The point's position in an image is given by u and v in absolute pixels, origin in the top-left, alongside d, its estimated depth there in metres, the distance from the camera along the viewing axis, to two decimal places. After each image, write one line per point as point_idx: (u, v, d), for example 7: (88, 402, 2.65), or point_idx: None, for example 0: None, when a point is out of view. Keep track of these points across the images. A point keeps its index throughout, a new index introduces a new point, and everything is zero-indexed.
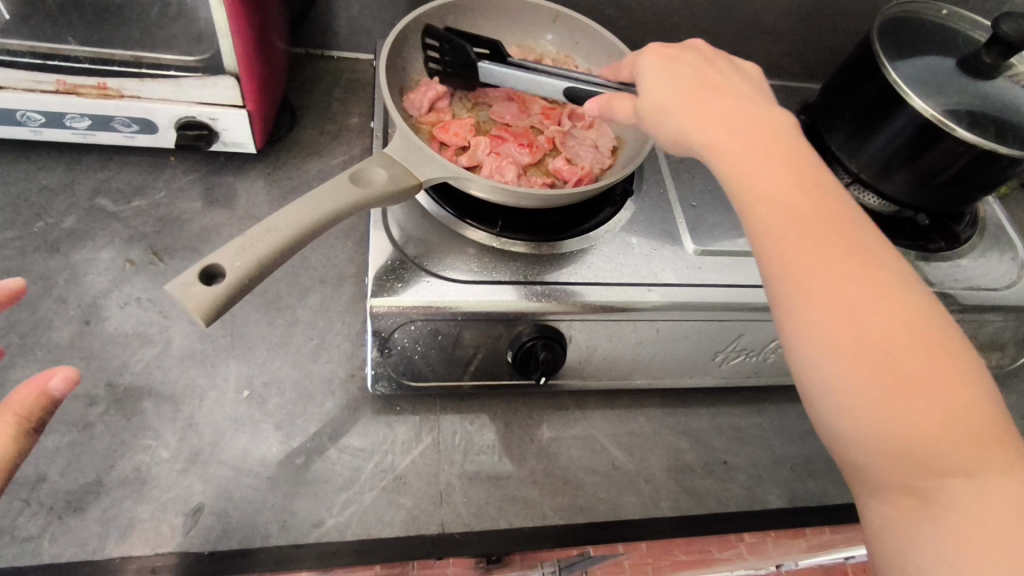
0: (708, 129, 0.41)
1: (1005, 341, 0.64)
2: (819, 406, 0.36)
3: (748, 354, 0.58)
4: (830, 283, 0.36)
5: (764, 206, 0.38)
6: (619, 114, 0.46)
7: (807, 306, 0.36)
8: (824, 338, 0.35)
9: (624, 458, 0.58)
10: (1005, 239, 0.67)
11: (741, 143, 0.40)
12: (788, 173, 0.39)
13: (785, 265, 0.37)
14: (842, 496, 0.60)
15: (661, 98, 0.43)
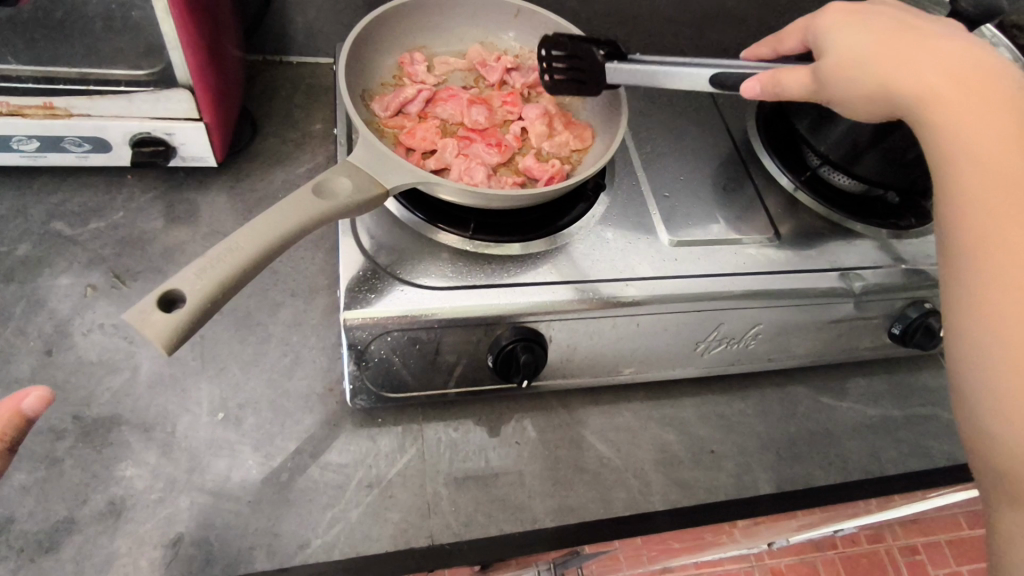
0: (930, 74, 0.40)
1: None
2: (970, 367, 0.36)
3: (729, 341, 0.58)
4: (1001, 230, 0.36)
5: (970, 158, 0.38)
6: (789, 85, 0.45)
7: (983, 259, 0.36)
8: (999, 271, 0.35)
9: (612, 455, 0.57)
10: None
11: (949, 91, 0.39)
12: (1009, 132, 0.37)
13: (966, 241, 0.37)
14: (829, 476, 0.60)
15: (850, 53, 0.43)
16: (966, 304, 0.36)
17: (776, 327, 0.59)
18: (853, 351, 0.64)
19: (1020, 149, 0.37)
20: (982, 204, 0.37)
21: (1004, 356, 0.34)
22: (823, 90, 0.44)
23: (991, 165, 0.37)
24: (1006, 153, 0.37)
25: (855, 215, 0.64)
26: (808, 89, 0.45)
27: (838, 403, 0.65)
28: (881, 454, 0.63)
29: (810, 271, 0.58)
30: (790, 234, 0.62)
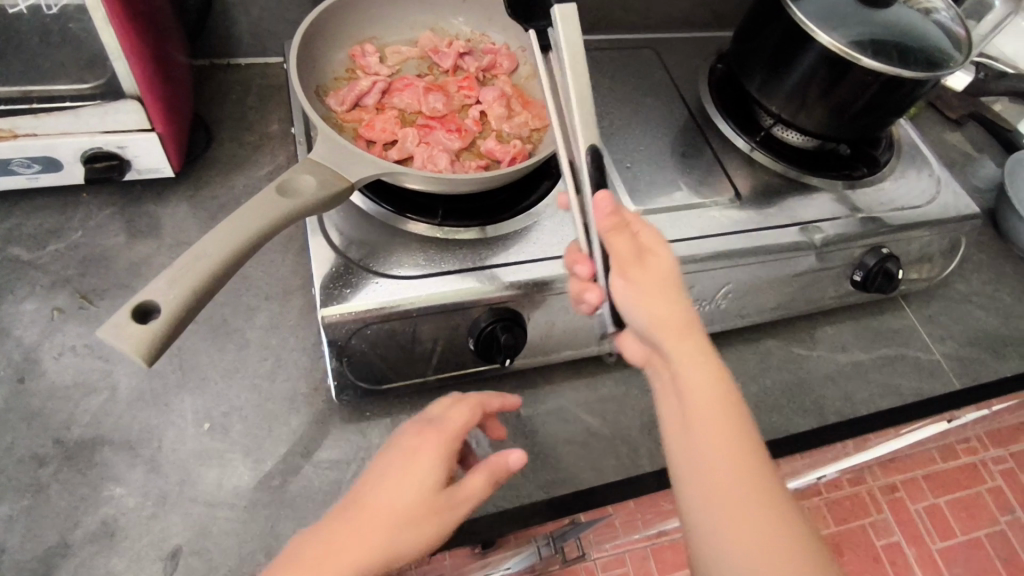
0: (659, 312, 0.40)
1: (933, 256, 0.70)
2: (691, 512, 0.38)
3: (701, 303, 0.60)
4: (732, 468, 0.37)
5: (696, 393, 0.39)
6: (612, 252, 0.41)
7: (715, 473, 0.37)
8: (710, 474, 0.37)
9: (598, 424, 0.59)
10: (921, 158, 0.71)
11: (674, 326, 0.40)
12: (713, 382, 0.39)
13: (690, 446, 0.38)
14: (807, 423, 0.63)
15: (616, 232, 0.41)
16: (692, 478, 0.38)
17: (745, 284, 0.61)
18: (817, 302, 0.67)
19: (726, 412, 0.38)
20: (721, 459, 0.37)
21: (718, 509, 0.37)
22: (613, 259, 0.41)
23: (727, 429, 0.38)
24: (713, 400, 0.39)
25: (811, 170, 0.66)
26: (622, 252, 0.41)
27: (809, 352, 0.68)
28: (853, 397, 0.65)
29: (771, 228, 0.60)
30: (750, 193, 0.63)
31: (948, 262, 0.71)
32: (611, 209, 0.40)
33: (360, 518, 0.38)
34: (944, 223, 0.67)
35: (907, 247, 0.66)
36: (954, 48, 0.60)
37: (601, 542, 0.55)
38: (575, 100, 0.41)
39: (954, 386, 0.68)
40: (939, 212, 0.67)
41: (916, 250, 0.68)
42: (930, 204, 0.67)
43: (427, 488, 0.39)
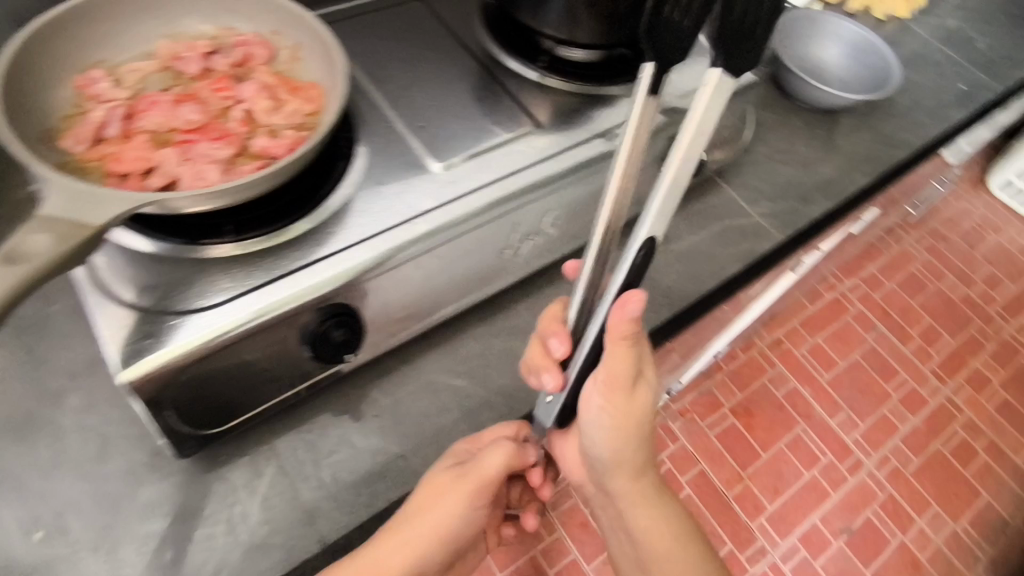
0: (625, 488, 0.57)
1: (727, 130, 0.74)
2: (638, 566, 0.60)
3: (531, 237, 0.61)
4: (662, 546, 0.57)
5: (661, 552, 0.57)
6: (608, 362, 0.46)
7: (653, 551, 0.58)
8: (652, 546, 0.58)
9: (468, 385, 0.59)
10: (693, 43, 0.75)
11: (624, 466, 0.55)
12: (662, 530, 0.58)
13: (636, 523, 0.58)
14: (661, 316, 0.66)
15: (616, 419, 0.51)
16: (644, 545, 0.58)
17: (566, 208, 0.62)
18: (639, 198, 0.71)
19: (661, 526, 0.58)
20: (660, 561, 0.57)
21: None
22: (610, 425, 0.51)
23: (653, 529, 0.57)
24: (651, 524, 0.58)
25: (604, 80, 0.68)
26: (613, 459, 0.54)
27: None
28: (694, 279, 0.70)
29: (574, 147, 0.61)
30: (548, 119, 0.64)
31: (745, 129, 0.77)
32: (622, 329, 0.43)
33: (418, 523, 0.50)
34: (730, 94, 0.72)
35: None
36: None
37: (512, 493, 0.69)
38: (665, 191, 0.38)
39: (773, 242, 0.75)
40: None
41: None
42: (712, 80, 0.71)
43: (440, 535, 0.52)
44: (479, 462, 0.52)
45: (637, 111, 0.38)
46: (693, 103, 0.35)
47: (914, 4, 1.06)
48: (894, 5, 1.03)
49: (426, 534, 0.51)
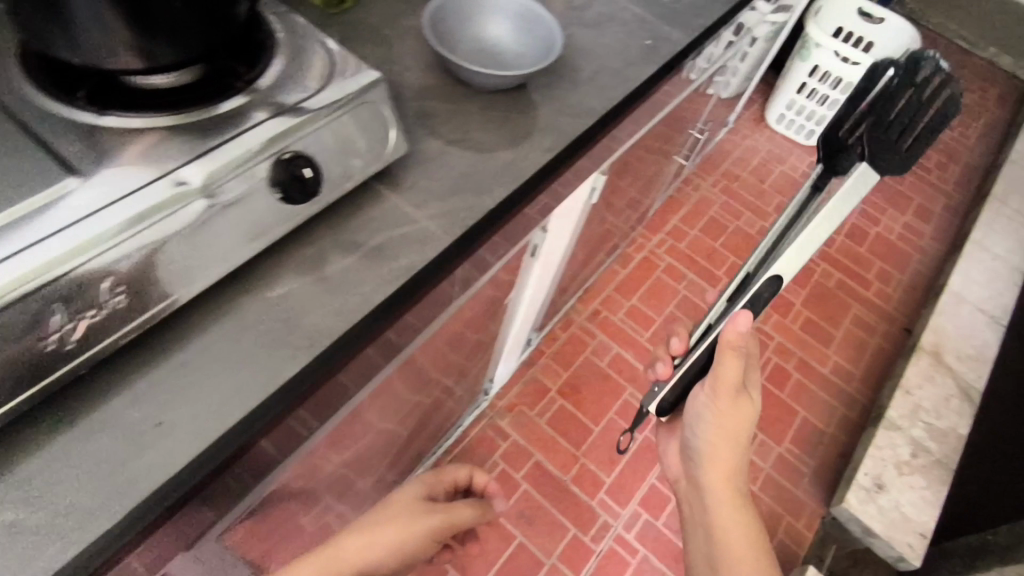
0: (722, 450, 0.89)
1: (360, 132, 0.65)
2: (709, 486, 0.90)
3: (87, 311, 0.49)
4: (723, 458, 0.89)
5: (721, 471, 0.89)
6: (726, 366, 0.82)
7: (716, 471, 0.89)
8: (715, 469, 0.89)
9: (23, 514, 0.47)
10: (305, 46, 0.67)
11: (724, 446, 0.88)
12: (736, 443, 0.89)
13: (716, 425, 0.87)
14: (299, 363, 0.58)
15: (726, 385, 0.84)
16: (711, 470, 0.90)
17: (134, 266, 0.51)
18: (270, 234, 0.61)
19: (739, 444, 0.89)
20: (717, 515, 0.90)
21: (717, 503, 0.90)
22: (718, 380, 0.84)
23: (722, 448, 0.89)
24: (734, 422, 0.87)
25: (200, 110, 0.59)
26: (734, 375, 0.83)
27: (288, 288, 0.63)
28: (346, 308, 0.62)
29: (134, 193, 0.53)
30: (106, 171, 0.54)
31: (394, 134, 0.69)
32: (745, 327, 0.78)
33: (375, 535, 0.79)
34: (349, 98, 0.63)
35: (324, 139, 0.62)
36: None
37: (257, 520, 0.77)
38: (824, 216, 0.79)
39: (443, 246, 0.69)
40: (336, 91, 0.63)
41: (341, 138, 0.63)
42: (325, 87, 0.64)
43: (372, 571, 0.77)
44: (385, 506, 0.87)
45: (810, 188, 0.91)
46: (836, 196, 0.80)
47: None
48: None
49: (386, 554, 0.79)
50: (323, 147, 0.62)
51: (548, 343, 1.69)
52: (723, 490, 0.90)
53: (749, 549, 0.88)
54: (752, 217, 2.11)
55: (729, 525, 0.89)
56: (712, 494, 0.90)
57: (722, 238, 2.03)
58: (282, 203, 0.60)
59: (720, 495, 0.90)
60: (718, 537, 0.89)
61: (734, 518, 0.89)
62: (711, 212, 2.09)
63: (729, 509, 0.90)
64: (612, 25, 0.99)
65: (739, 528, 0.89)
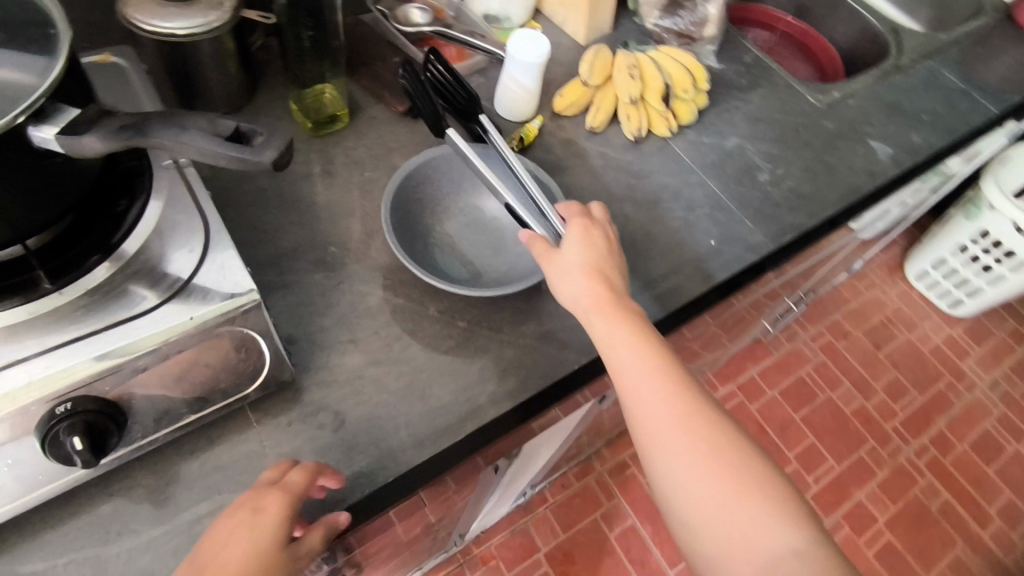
0: (649, 392, 0.52)
1: (217, 362, 0.48)
2: (664, 457, 0.50)
3: None
4: (660, 392, 0.52)
5: (640, 407, 0.52)
6: (593, 302, 0.55)
7: (659, 417, 0.51)
8: (664, 420, 0.51)
9: None
10: (181, 236, 0.50)
11: (650, 388, 0.52)
12: (680, 405, 0.52)
13: (629, 382, 0.53)
14: None
15: (643, 403, 0.52)
16: (665, 422, 0.51)
17: None
18: (28, 495, 0.44)
19: (667, 377, 0.53)
20: (718, 505, 0.48)
21: (683, 470, 0.50)
22: (614, 362, 0.54)
23: (682, 417, 0.51)
24: (626, 351, 0.54)
25: None
26: (657, 384, 0.52)
27: (47, 564, 0.45)
28: None
29: None
30: None
31: (261, 365, 0.51)
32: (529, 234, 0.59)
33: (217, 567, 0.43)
34: (182, 339, 0.45)
35: (132, 386, 0.45)
36: (44, 68, 0.40)
37: None
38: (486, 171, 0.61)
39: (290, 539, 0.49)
40: (167, 325, 0.45)
41: (164, 380, 0.46)
42: (162, 307, 0.46)
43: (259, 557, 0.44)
44: (228, 524, 0.45)
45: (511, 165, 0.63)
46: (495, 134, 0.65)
47: (676, 121, 0.80)
48: (642, 122, 0.78)
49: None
50: (129, 394, 0.45)
51: (553, 491, 1.44)
52: (596, 280, 0.56)
53: (719, 450, 0.50)
54: (851, 390, 1.72)
55: (691, 436, 0.50)
56: (585, 293, 0.56)
57: (804, 409, 1.68)
58: (44, 465, 0.44)
59: (635, 337, 0.54)
60: (694, 503, 0.49)
61: (694, 405, 0.52)
62: (802, 372, 1.73)
63: (657, 381, 0.52)
64: (669, 208, 0.75)
65: (699, 441, 0.50)
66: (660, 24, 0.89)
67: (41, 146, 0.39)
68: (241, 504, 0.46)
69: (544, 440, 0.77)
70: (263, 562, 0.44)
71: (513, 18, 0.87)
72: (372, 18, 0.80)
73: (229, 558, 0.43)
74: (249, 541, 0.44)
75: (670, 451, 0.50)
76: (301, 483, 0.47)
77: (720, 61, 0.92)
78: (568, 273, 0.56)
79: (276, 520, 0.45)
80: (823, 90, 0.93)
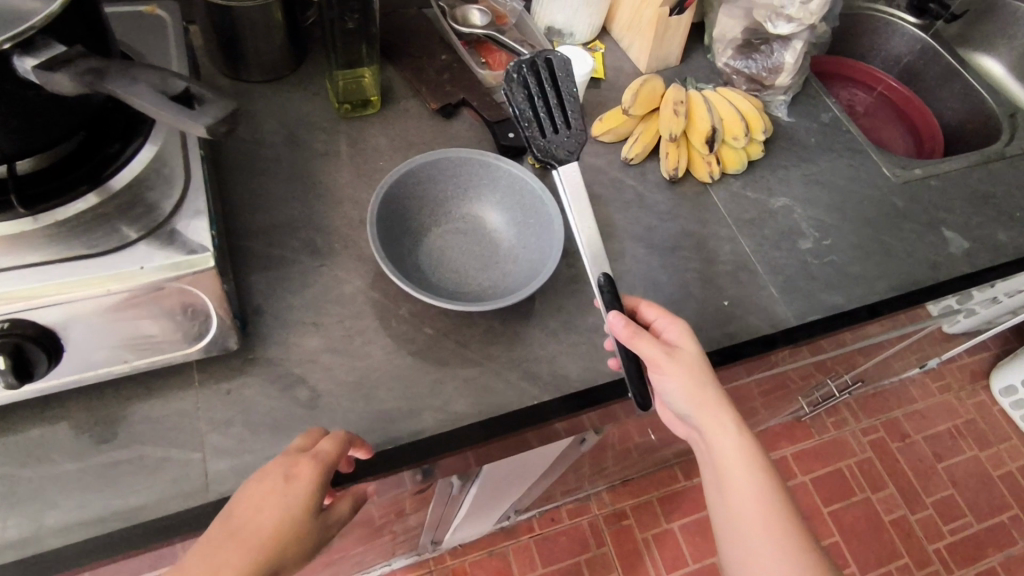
0: (734, 461, 0.53)
1: (163, 314, 0.49)
2: (745, 522, 0.53)
3: None
4: (745, 464, 0.53)
5: (728, 475, 0.54)
6: (686, 381, 0.53)
7: (745, 486, 0.53)
8: (749, 488, 0.53)
9: None
10: (164, 184, 0.50)
11: (738, 460, 0.53)
12: (761, 477, 0.53)
13: (717, 449, 0.54)
14: None
15: (731, 470, 0.54)
16: (748, 493, 0.53)
17: None
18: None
19: (751, 447, 0.54)
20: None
21: (764, 539, 0.52)
22: (706, 429, 0.54)
23: (762, 487, 0.53)
24: (719, 420, 0.54)
25: None
26: (742, 454, 0.54)
27: None
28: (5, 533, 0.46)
29: None
30: None
31: (207, 329, 0.51)
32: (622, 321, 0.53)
33: (246, 521, 0.43)
34: (129, 287, 0.46)
35: (75, 320, 0.46)
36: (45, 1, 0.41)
37: None
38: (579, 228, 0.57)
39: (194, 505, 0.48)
40: (118, 269, 0.46)
41: (110, 320, 0.47)
42: (119, 253, 0.47)
43: (290, 516, 0.43)
44: (255, 482, 0.44)
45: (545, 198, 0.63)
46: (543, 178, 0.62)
47: (720, 167, 0.75)
48: (679, 161, 0.73)
49: (263, 534, 0.42)
50: (68, 327, 0.46)
51: (542, 523, 1.39)
52: (694, 345, 0.55)
53: (797, 554, 0.52)
54: (896, 498, 1.55)
55: (774, 538, 0.52)
56: (679, 367, 0.54)
57: (836, 505, 1.53)
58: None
59: (724, 407, 0.54)
60: (770, 572, 0.52)
61: (780, 506, 0.53)
62: (843, 464, 1.58)
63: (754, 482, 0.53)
64: (688, 258, 0.69)
65: (785, 538, 0.52)
66: (731, 65, 0.83)
67: (25, 77, 0.40)
68: (273, 468, 0.45)
69: (508, 469, 0.73)
70: (295, 525, 0.43)
71: (577, 35, 0.84)
72: (433, 14, 0.81)
73: (259, 518, 0.43)
74: (280, 504, 0.43)
75: (756, 534, 0.53)
76: (332, 450, 0.46)
77: (791, 114, 0.85)
78: (675, 371, 0.54)
79: (308, 486, 0.44)
80: (904, 165, 0.84)
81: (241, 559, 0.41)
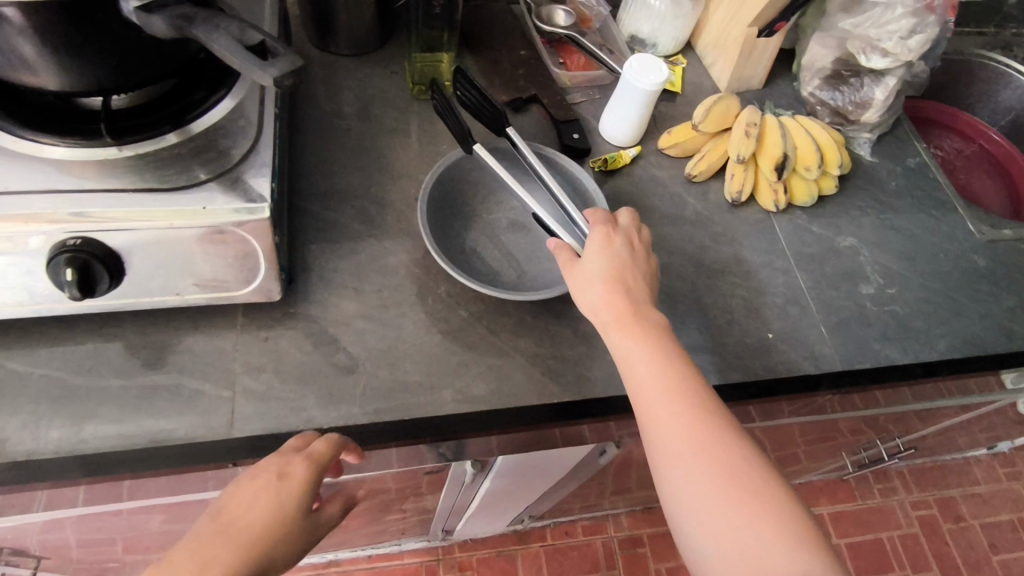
0: (652, 383, 0.49)
1: (217, 255, 0.52)
2: (669, 458, 0.47)
3: None
4: (662, 388, 0.49)
5: (643, 405, 0.49)
6: (604, 297, 0.53)
7: (664, 415, 0.48)
8: (669, 415, 0.48)
9: None
10: (239, 136, 0.54)
11: (657, 383, 0.49)
12: (684, 400, 0.49)
13: (631, 373, 0.50)
14: None
15: (646, 394, 0.49)
16: (668, 421, 0.48)
17: None
18: (42, 306, 0.51)
19: (677, 373, 0.50)
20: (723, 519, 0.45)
21: (689, 475, 0.46)
22: (620, 351, 0.51)
23: (684, 413, 0.48)
24: (630, 342, 0.51)
25: (61, 133, 0.50)
26: (662, 376, 0.49)
27: (30, 369, 0.52)
28: (48, 435, 0.49)
29: None
30: None
31: (253, 276, 0.54)
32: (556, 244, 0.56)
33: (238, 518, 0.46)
34: (191, 224, 0.49)
35: (140, 248, 0.50)
36: None
37: (80, 521, 0.64)
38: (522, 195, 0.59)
39: (216, 440, 0.51)
40: (183, 207, 0.49)
41: (169, 253, 0.51)
42: (186, 191, 0.50)
43: (280, 516, 0.46)
44: (247, 483, 0.47)
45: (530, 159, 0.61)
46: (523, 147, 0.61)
47: (787, 198, 0.72)
48: (743, 185, 0.71)
49: (250, 532, 0.45)
50: (132, 254, 0.50)
51: (555, 534, 1.37)
52: (615, 262, 0.54)
53: (743, 481, 0.46)
54: None
55: (712, 463, 0.46)
56: (597, 284, 0.53)
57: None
58: (42, 286, 0.50)
59: (638, 325, 0.51)
60: (696, 513, 0.45)
61: (714, 433, 0.48)
62: (884, 534, 1.48)
63: (678, 403, 0.48)
64: (737, 283, 0.67)
65: (719, 473, 0.46)
66: (816, 94, 0.80)
67: (127, 17, 0.46)
68: (265, 467, 0.48)
69: (531, 466, 0.73)
70: (287, 524, 0.46)
71: (660, 46, 0.83)
72: (520, 10, 0.82)
73: (249, 518, 0.46)
74: (272, 502, 0.46)
75: (679, 468, 0.47)
76: (325, 453, 0.48)
77: (874, 154, 0.81)
78: (587, 282, 0.54)
79: (298, 488, 0.47)
80: (993, 223, 0.78)
81: (241, 554, 0.45)
